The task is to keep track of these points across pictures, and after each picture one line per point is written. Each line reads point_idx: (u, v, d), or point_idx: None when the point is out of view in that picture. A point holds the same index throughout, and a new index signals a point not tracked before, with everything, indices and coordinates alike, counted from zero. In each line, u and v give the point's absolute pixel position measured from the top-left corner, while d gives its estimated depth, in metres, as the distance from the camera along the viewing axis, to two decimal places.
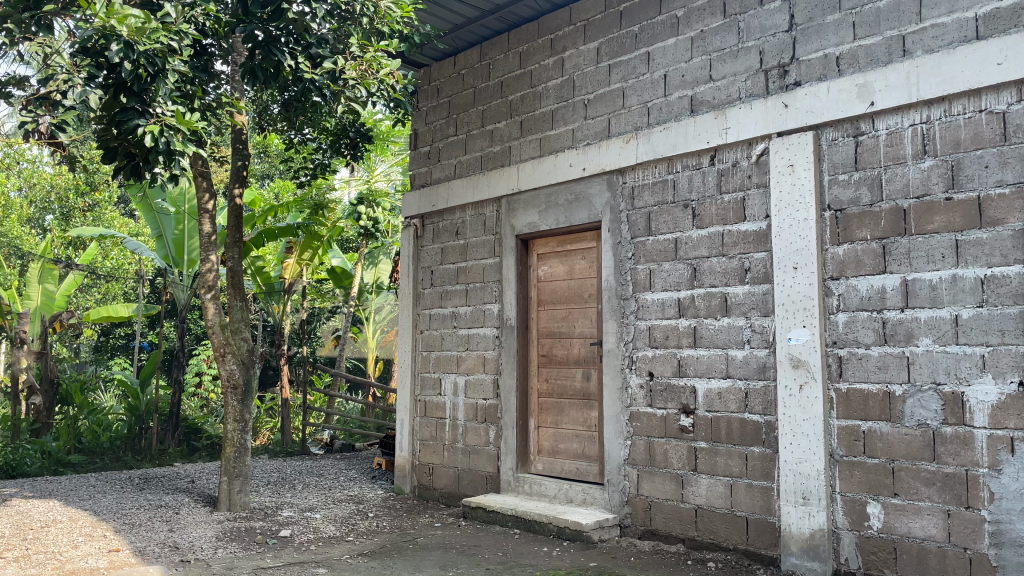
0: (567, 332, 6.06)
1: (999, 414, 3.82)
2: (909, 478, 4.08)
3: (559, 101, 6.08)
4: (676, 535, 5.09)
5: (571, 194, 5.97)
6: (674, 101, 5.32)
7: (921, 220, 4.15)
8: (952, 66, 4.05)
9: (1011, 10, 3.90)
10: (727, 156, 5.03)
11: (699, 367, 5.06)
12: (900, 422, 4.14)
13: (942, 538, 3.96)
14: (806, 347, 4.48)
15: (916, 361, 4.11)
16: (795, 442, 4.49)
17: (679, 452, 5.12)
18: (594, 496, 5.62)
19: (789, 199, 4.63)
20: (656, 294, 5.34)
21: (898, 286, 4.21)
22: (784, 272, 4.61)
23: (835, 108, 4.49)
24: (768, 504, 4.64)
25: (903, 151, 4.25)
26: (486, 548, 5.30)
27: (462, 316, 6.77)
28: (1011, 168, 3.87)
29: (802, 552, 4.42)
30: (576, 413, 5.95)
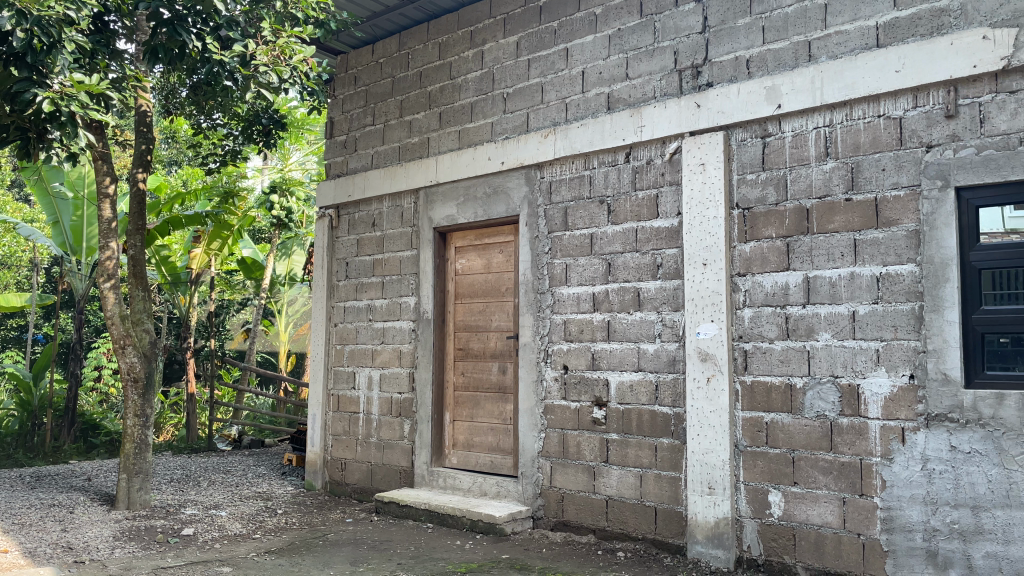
0: (483, 325, 6.06)
1: (891, 405, 4.02)
2: (808, 467, 4.25)
3: (478, 94, 6.06)
4: (587, 526, 5.17)
5: (490, 188, 5.96)
6: (592, 98, 5.38)
7: (823, 219, 4.32)
8: (854, 73, 4.22)
9: (908, 21, 4.10)
10: (642, 154, 5.11)
11: (612, 360, 5.14)
12: (800, 414, 4.31)
13: (838, 524, 4.14)
14: (714, 341, 4.61)
15: (816, 355, 4.28)
16: (702, 433, 4.62)
17: (591, 444, 5.19)
18: (507, 489, 5.65)
19: (699, 197, 4.74)
20: (572, 288, 5.40)
21: (800, 282, 4.37)
22: (694, 268, 4.73)
23: (744, 110, 4.62)
24: (676, 494, 4.75)
25: (807, 152, 4.41)
26: (398, 543, 5.25)
27: (378, 309, 6.68)
28: (906, 171, 4.07)
29: (707, 540, 4.55)
30: (491, 407, 5.95)
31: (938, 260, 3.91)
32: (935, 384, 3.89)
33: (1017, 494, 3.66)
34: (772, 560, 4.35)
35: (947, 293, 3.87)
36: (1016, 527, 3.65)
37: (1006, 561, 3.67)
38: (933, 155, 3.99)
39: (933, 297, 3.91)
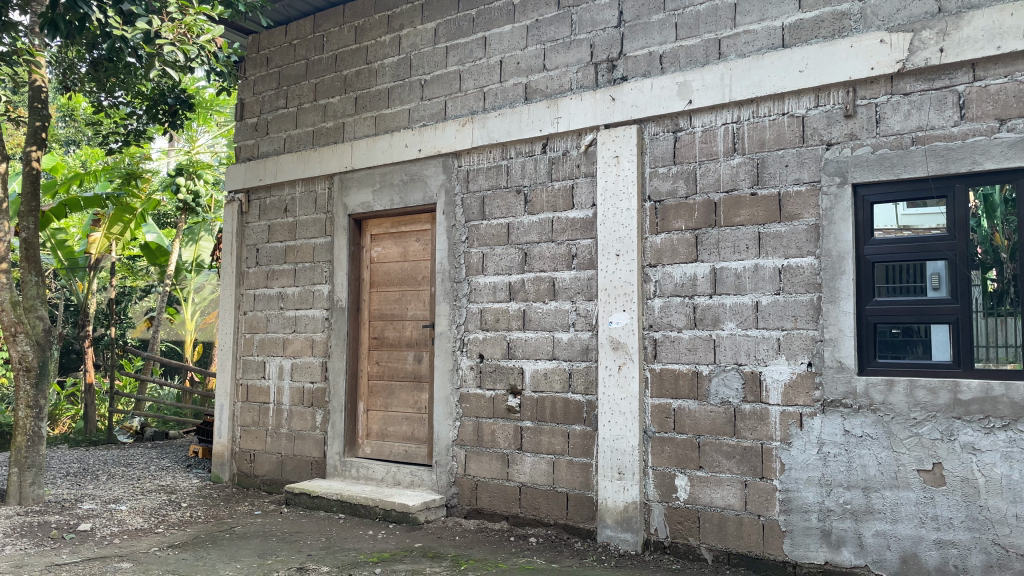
0: (398, 314, 6.01)
1: (791, 392, 4.20)
2: (713, 452, 4.41)
3: (395, 80, 5.99)
4: (501, 513, 5.21)
5: (407, 175, 5.91)
6: (509, 88, 5.39)
7: (730, 213, 4.46)
8: (761, 71, 4.37)
9: (812, 22, 4.27)
10: (558, 145, 5.16)
11: (527, 349, 5.19)
12: (706, 400, 4.45)
13: (740, 506, 4.31)
14: (625, 330, 4.72)
15: (722, 343, 4.43)
16: (612, 420, 4.73)
17: (505, 432, 5.23)
18: (421, 478, 5.65)
19: (613, 188, 4.84)
20: (489, 277, 5.41)
21: (708, 273, 4.51)
22: (607, 259, 4.82)
23: (657, 104, 4.73)
24: (587, 480, 4.85)
25: (716, 148, 4.54)
26: (308, 534, 5.16)
27: (289, 297, 6.53)
28: (807, 168, 4.24)
29: (616, 524, 4.67)
30: (406, 396, 5.92)
31: (835, 254, 4.10)
32: (831, 371, 4.09)
33: (904, 476, 3.88)
34: (678, 542, 4.50)
35: (843, 285, 4.07)
36: (903, 506, 3.87)
37: (893, 538, 3.89)
38: (833, 153, 4.17)
39: (830, 288, 4.10)
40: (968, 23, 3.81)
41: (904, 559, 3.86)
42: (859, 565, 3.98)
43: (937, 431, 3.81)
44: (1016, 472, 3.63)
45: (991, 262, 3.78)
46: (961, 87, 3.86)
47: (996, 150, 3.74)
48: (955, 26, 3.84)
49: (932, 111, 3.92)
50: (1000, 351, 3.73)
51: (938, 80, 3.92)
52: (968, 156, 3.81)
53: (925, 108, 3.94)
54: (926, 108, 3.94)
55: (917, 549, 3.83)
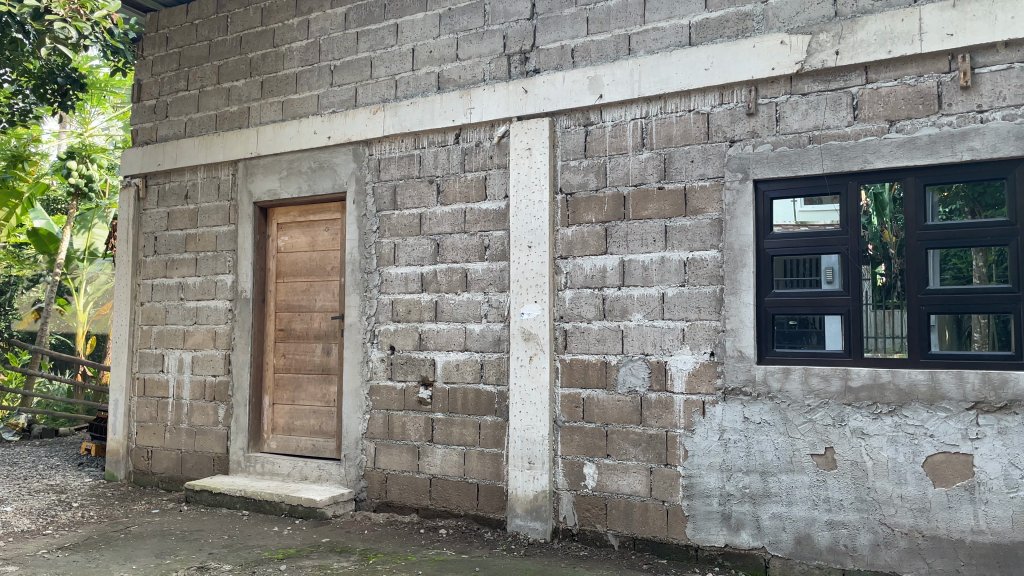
0: (306, 305, 5.88)
1: (694, 380, 4.33)
2: (620, 440, 4.50)
3: (303, 64, 5.83)
4: (410, 506, 5.18)
5: (315, 162, 5.77)
6: (422, 77, 5.34)
7: (638, 206, 4.55)
8: (668, 68, 4.47)
9: (717, 22, 4.39)
10: (471, 136, 5.15)
11: (439, 341, 5.16)
12: (614, 389, 4.54)
13: (645, 493, 4.42)
14: (536, 321, 4.76)
15: (630, 334, 4.52)
16: (523, 410, 4.76)
17: (416, 424, 5.19)
18: (329, 472, 5.55)
19: (525, 180, 4.87)
20: (400, 268, 5.35)
21: (616, 266, 4.59)
22: (519, 251, 4.85)
23: (568, 98, 4.77)
24: (497, 470, 4.88)
25: (625, 142, 4.63)
26: (210, 532, 5.00)
27: (190, 287, 6.28)
28: (711, 164, 4.36)
29: (526, 513, 4.73)
30: (314, 389, 5.81)
31: (737, 247, 4.24)
32: (732, 360, 4.23)
33: (798, 460, 4.05)
34: (586, 529, 4.59)
35: (744, 277, 4.22)
36: (797, 489, 4.05)
37: (789, 520, 4.07)
38: (736, 150, 4.30)
39: (731, 280, 4.24)
40: (862, 27, 4.00)
41: (798, 540, 4.04)
42: (756, 546, 4.15)
43: (830, 417, 3.99)
44: (901, 456, 3.83)
45: (881, 258, 3.99)
46: (855, 89, 4.04)
47: (885, 150, 3.93)
48: (850, 30, 4.02)
49: (827, 111, 4.10)
50: (887, 342, 3.94)
51: (833, 82, 4.10)
52: (860, 155, 3.99)
53: (821, 108, 4.11)
54: (822, 108, 4.11)
55: (810, 530, 4.02)
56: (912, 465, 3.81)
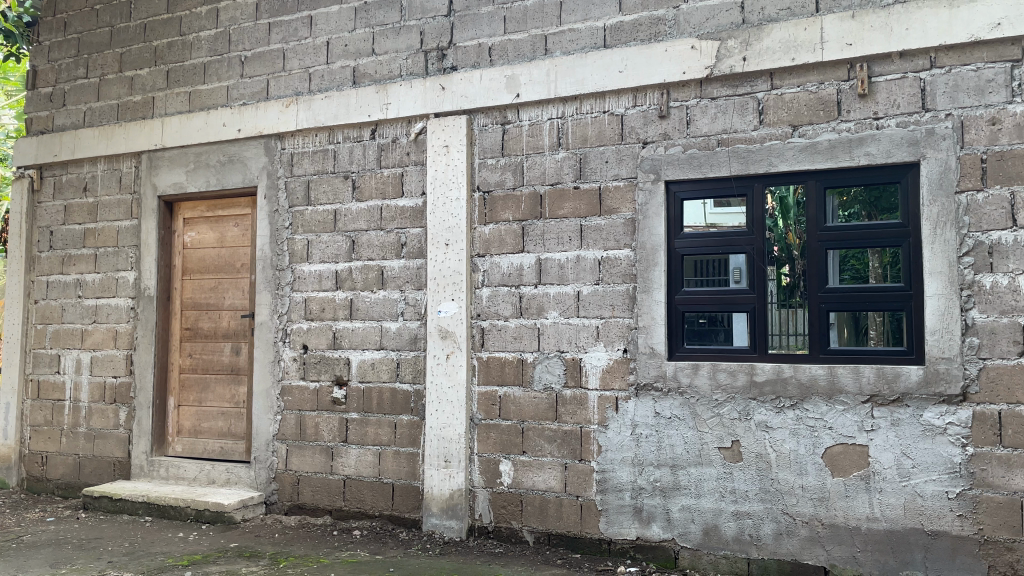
0: (214, 304, 5.69)
1: (608, 376, 4.40)
2: (536, 437, 4.54)
3: (212, 54, 5.64)
4: (323, 508, 5.10)
5: (224, 156, 5.58)
6: (337, 70, 5.23)
7: (554, 205, 4.59)
8: (584, 70, 4.53)
9: (631, 25, 4.47)
10: (387, 131, 5.09)
11: (353, 339, 5.08)
12: (530, 386, 4.58)
13: (559, 488, 4.47)
14: (453, 319, 4.75)
15: (546, 331, 4.56)
16: (439, 408, 4.75)
17: (330, 424, 5.10)
18: (238, 475, 5.40)
19: (443, 177, 4.85)
20: (313, 265, 5.24)
21: (533, 264, 4.62)
22: (436, 248, 4.82)
23: (486, 96, 4.77)
24: (413, 469, 4.84)
25: (541, 142, 4.66)
26: (110, 540, 4.78)
27: (89, 284, 5.98)
28: (625, 164, 4.44)
29: (441, 512, 4.72)
30: (222, 390, 5.62)
31: (649, 246, 4.34)
32: (644, 357, 4.32)
33: (707, 453, 4.18)
34: (501, 526, 4.61)
35: (656, 275, 4.32)
36: (705, 482, 4.17)
37: (697, 512, 4.19)
38: (649, 151, 4.39)
39: (644, 279, 4.34)
40: (767, 35, 4.14)
41: (706, 531, 4.17)
42: (667, 538, 4.25)
43: (736, 411, 4.13)
44: (802, 447, 4.00)
45: (785, 259, 4.14)
46: (761, 94, 4.19)
47: (789, 153, 4.09)
48: (756, 37, 4.16)
49: (735, 115, 4.23)
50: (790, 339, 4.10)
51: (741, 87, 4.23)
52: (766, 158, 4.14)
53: (729, 113, 4.25)
54: (730, 112, 4.25)
55: (717, 520, 4.14)
56: (812, 456, 3.97)
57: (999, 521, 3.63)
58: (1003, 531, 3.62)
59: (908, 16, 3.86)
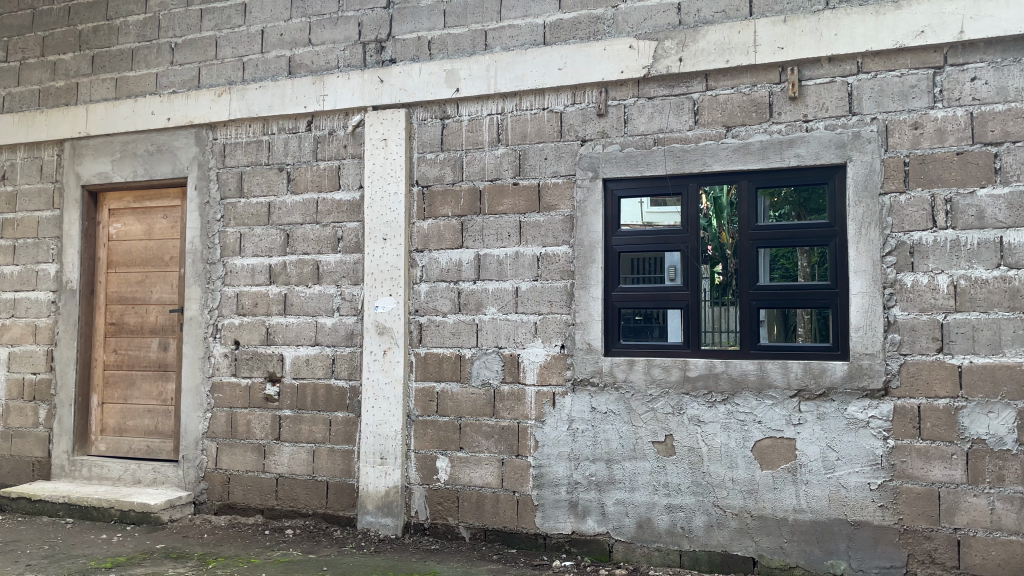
0: (141, 298, 5.51)
1: (545, 372, 4.42)
2: (473, 433, 4.53)
3: (140, 40, 5.45)
4: (255, 507, 5.00)
5: (153, 145, 5.40)
6: (271, 60, 5.12)
7: (493, 201, 4.59)
8: (523, 66, 4.53)
9: (571, 23, 4.49)
10: (324, 123, 5.00)
11: (287, 335, 4.98)
12: (467, 382, 4.56)
13: (496, 484, 4.47)
14: (391, 314, 4.70)
15: (484, 327, 4.56)
16: (376, 405, 4.70)
17: (262, 421, 5.00)
18: (165, 475, 5.25)
19: (381, 171, 4.79)
20: (246, 259, 5.12)
21: (472, 260, 4.60)
22: (374, 243, 4.77)
23: (425, 90, 4.73)
24: (348, 467, 4.78)
25: (481, 137, 4.65)
26: (28, 542, 4.59)
27: (6, 277, 5.71)
28: (564, 161, 4.47)
29: (376, 510, 4.68)
30: (150, 387, 5.45)
31: (587, 243, 4.37)
32: (581, 352, 4.36)
33: (641, 448, 4.24)
34: (437, 523, 4.59)
35: (593, 272, 4.35)
36: (639, 476, 4.23)
37: (631, 506, 4.24)
38: (587, 149, 4.43)
39: (581, 275, 4.37)
40: (703, 36, 4.22)
41: (640, 524, 4.23)
42: (601, 532, 4.29)
43: (670, 406, 4.20)
44: (732, 441, 4.09)
45: (718, 258, 4.23)
46: (696, 95, 4.26)
47: (722, 154, 4.17)
48: (692, 38, 4.23)
49: (671, 115, 4.30)
50: (723, 335, 4.19)
51: (677, 87, 4.30)
52: (700, 158, 4.22)
53: (665, 112, 4.31)
54: (666, 112, 4.31)
55: (650, 514, 4.21)
56: (742, 449, 4.07)
57: (917, 511, 3.78)
58: (922, 521, 3.77)
59: (838, 21, 3.98)
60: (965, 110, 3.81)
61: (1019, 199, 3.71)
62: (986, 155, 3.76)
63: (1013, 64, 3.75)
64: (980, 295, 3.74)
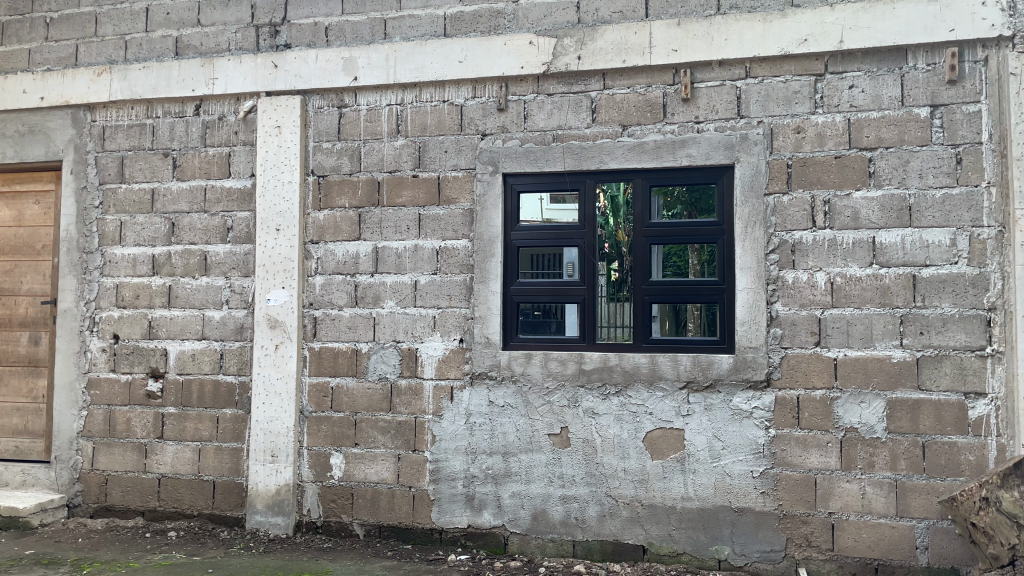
0: (9, 289, 5.14)
1: (443, 366, 4.40)
2: (369, 429, 4.46)
3: (11, 13, 5.09)
4: (135, 509, 4.77)
5: (24, 126, 5.06)
6: (157, 39, 4.87)
7: (392, 193, 4.52)
8: (423, 57, 4.48)
9: (471, 16, 4.46)
10: (213, 108, 4.80)
11: (172, 329, 4.76)
12: (363, 377, 4.48)
13: (392, 480, 4.42)
14: (283, 308, 4.57)
15: (381, 321, 4.49)
16: (267, 401, 4.55)
17: (143, 419, 4.77)
18: (35, 477, 4.95)
19: (274, 159, 4.65)
20: (127, 248, 4.86)
21: (369, 252, 4.52)
22: (266, 233, 4.62)
23: (321, 77, 4.61)
24: (237, 465, 4.62)
25: (380, 127, 4.57)
26: None
27: None
28: (464, 155, 4.45)
29: (267, 509, 4.54)
30: (18, 383, 5.09)
31: (486, 238, 4.37)
32: (479, 346, 4.35)
33: (537, 440, 4.28)
34: (330, 521, 4.49)
35: (491, 266, 4.36)
36: (535, 468, 4.27)
37: (527, 498, 4.28)
38: (487, 143, 4.42)
39: (480, 270, 4.36)
40: (601, 36, 4.28)
41: (535, 516, 4.27)
42: (497, 525, 4.31)
43: (565, 399, 4.25)
44: (625, 432, 4.18)
45: (614, 255, 4.31)
46: (594, 93, 4.33)
47: (619, 152, 4.25)
48: (591, 37, 4.29)
49: (570, 112, 4.35)
50: (617, 330, 4.28)
51: (575, 85, 4.35)
52: (597, 155, 4.28)
53: (564, 109, 4.36)
54: (565, 109, 4.35)
55: (545, 505, 4.26)
56: (634, 440, 4.17)
57: (796, 497, 3.97)
58: (799, 506, 3.97)
59: (728, 27, 4.12)
60: (843, 116, 4.01)
61: (891, 201, 3.93)
62: (861, 159, 3.97)
63: (887, 74, 3.97)
64: (855, 292, 3.95)
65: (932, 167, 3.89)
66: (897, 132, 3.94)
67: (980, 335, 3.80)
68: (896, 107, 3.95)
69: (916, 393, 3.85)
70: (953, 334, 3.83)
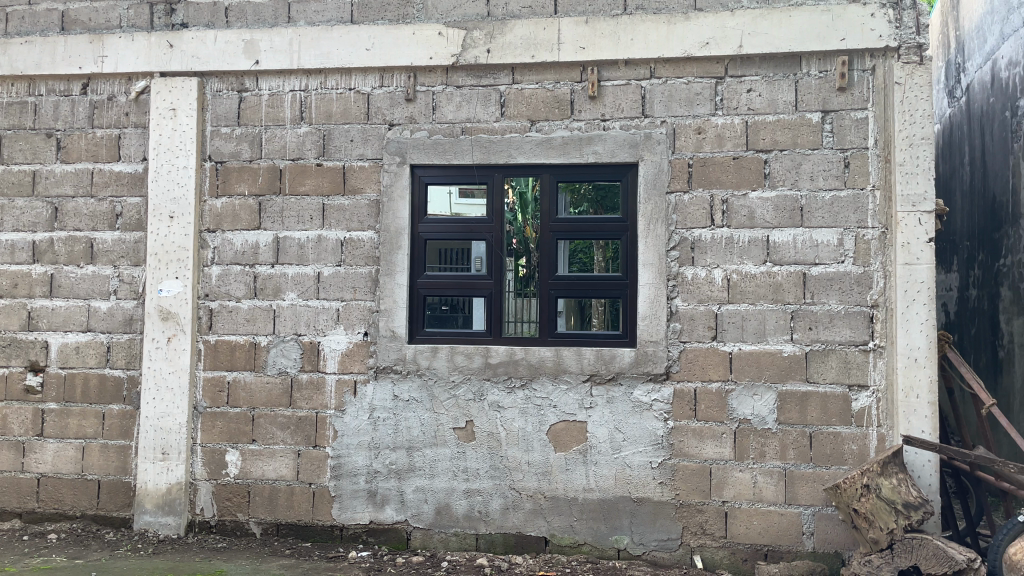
0: None
1: (345, 360, 4.32)
2: (267, 424, 4.33)
3: None
4: (11, 510, 4.51)
5: None
6: (40, 13, 4.58)
7: (294, 181, 4.39)
8: (329, 43, 4.37)
9: (379, 3, 4.38)
10: (102, 87, 4.56)
11: (53, 320, 4.50)
12: (262, 371, 4.35)
13: (291, 476, 4.30)
14: (177, 299, 4.38)
15: (282, 314, 4.36)
16: (159, 396, 4.36)
17: (21, 416, 4.50)
18: None
19: (168, 143, 4.44)
20: (5, 234, 4.57)
21: (270, 242, 4.39)
22: (159, 220, 4.42)
23: (221, 59, 4.43)
24: (124, 464, 4.41)
25: (282, 114, 4.43)
26: None
27: None
28: (370, 145, 4.37)
29: (156, 509, 4.34)
30: None
31: (392, 230, 4.30)
32: (384, 340, 4.29)
33: (442, 434, 4.25)
34: (226, 520, 4.35)
35: (398, 259, 4.29)
36: (439, 462, 4.24)
37: (430, 492, 4.25)
38: (394, 133, 4.35)
39: (386, 262, 4.29)
40: (510, 30, 4.28)
41: (438, 510, 4.25)
42: (399, 520, 4.27)
43: (470, 392, 4.25)
44: (529, 425, 4.21)
45: (522, 250, 4.33)
46: (503, 87, 4.32)
47: (527, 147, 4.26)
48: (499, 31, 4.28)
49: (478, 105, 4.33)
50: (523, 324, 4.30)
51: (484, 78, 4.33)
52: (505, 149, 4.28)
53: (473, 102, 4.33)
54: (474, 102, 4.33)
55: (449, 499, 4.24)
56: (538, 433, 4.20)
57: (692, 486, 4.09)
58: (695, 495, 4.09)
59: (634, 27, 4.20)
60: (741, 119, 4.15)
61: (784, 202, 4.09)
62: (757, 161, 4.12)
63: (783, 79, 4.13)
64: (749, 288, 4.10)
65: (823, 170, 4.07)
66: (791, 135, 4.10)
67: (864, 331, 4.00)
68: (790, 111, 4.11)
69: (805, 386, 4.03)
70: (840, 329, 4.02)
